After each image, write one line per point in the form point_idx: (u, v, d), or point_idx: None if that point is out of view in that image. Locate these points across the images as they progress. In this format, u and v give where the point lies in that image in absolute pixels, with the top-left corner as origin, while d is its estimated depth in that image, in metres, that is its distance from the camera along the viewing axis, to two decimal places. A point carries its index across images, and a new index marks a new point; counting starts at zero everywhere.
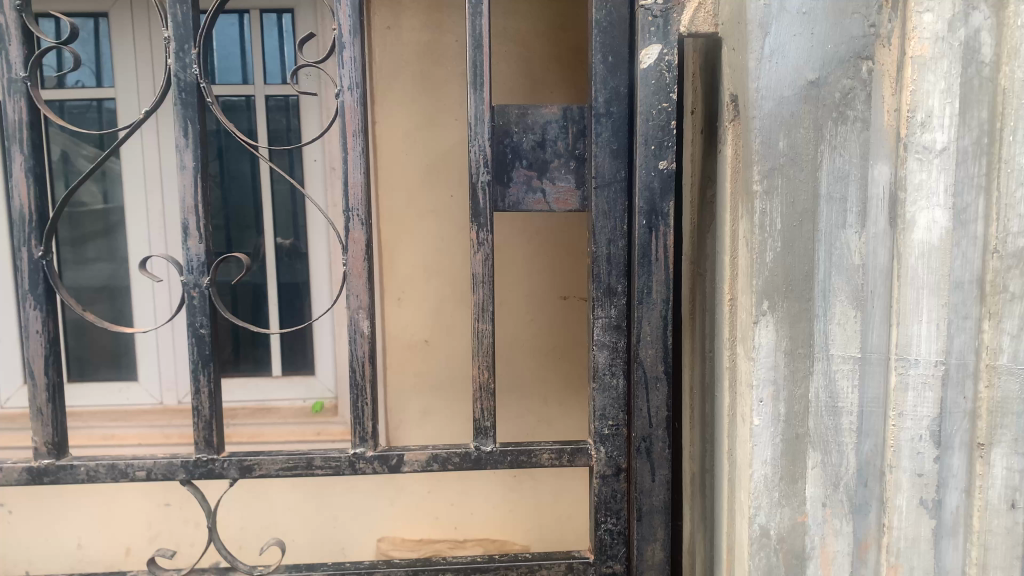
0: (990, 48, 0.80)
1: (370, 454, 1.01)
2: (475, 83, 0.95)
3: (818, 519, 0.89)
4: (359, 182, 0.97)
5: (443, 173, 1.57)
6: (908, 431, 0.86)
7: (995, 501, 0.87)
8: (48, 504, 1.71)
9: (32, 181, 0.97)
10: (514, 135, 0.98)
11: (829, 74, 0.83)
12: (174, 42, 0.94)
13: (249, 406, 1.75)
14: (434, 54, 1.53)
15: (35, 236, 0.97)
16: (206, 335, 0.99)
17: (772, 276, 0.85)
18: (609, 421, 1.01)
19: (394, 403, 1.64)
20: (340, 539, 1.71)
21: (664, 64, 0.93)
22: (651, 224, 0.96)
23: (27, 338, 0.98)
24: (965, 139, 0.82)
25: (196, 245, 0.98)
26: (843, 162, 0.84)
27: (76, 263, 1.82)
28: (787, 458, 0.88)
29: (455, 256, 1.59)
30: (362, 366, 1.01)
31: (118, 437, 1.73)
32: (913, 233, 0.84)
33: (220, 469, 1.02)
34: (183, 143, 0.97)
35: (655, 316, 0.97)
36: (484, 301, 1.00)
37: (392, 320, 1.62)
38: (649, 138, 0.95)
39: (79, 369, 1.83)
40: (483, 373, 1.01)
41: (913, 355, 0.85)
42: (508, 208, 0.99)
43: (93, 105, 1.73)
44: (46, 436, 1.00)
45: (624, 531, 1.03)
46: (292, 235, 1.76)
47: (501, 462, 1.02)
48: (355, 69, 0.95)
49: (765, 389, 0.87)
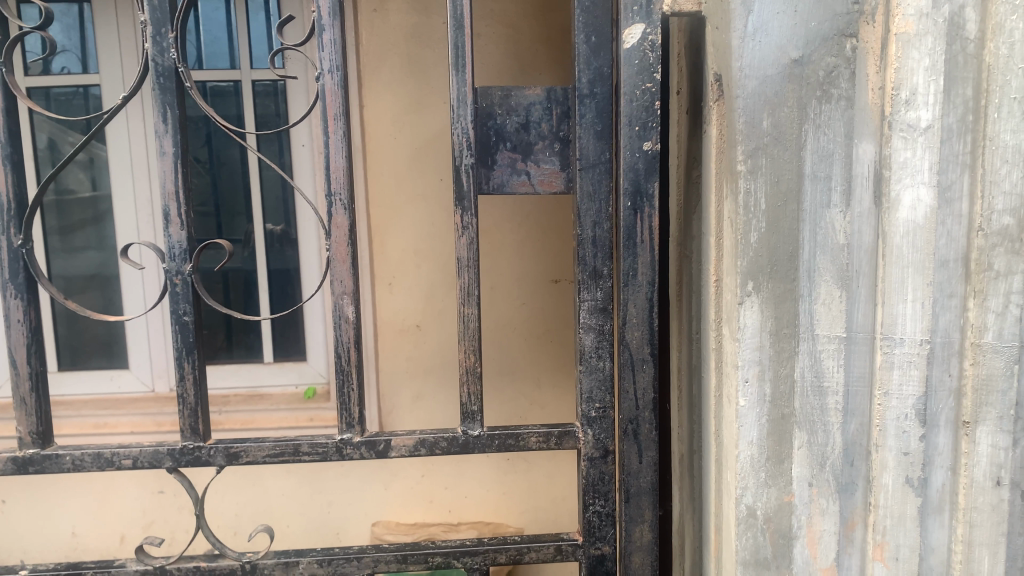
0: (975, 24, 0.79)
1: (357, 439, 1.01)
2: (457, 65, 0.94)
3: (804, 499, 0.90)
4: (342, 166, 0.97)
5: (432, 155, 1.56)
6: (893, 410, 0.86)
7: (980, 478, 0.87)
8: (40, 494, 1.71)
9: (10, 169, 0.96)
10: (497, 117, 0.97)
11: (813, 52, 0.82)
12: (151, 25, 0.93)
13: (241, 393, 1.75)
14: (422, 36, 1.52)
15: (14, 224, 0.96)
16: (190, 323, 0.99)
17: (757, 257, 0.85)
18: (596, 404, 1.01)
19: (385, 388, 1.64)
20: (334, 523, 1.71)
21: (648, 43, 0.92)
22: (636, 206, 0.96)
23: (9, 328, 0.98)
24: (950, 116, 0.81)
25: (177, 232, 0.97)
26: (827, 141, 0.83)
27: (64, 251, 1.81)
28: (773, 439, 0.88)
29: (445, 238, 1.59)
30: (347, 352, 1.00)
31: (110, 425, 1.73)
32: (898, 211, 0.83)
33: (207, 457, 1.01)
34: (163, 128, 0.96)
35: (641, 298, 0.97)
36: (470, 285, 0.99)
37: (382, 305, 1.61)
38: (633, 118, 0.94)
39: (70, 358, 1.82)
40: (470, 358, 1.01)
41: (897, 335, 0.85)
42: (493, 190, 0.98)
43: (79, 91, 1.71)
44: (30, 426, 1.00)
45: (612, 513, 1.03)
46: (283, 221, 1.75)
47: (489, 446, 1.01)
48: (335, 51, 0.94)
49: (750, 368, 0.87)
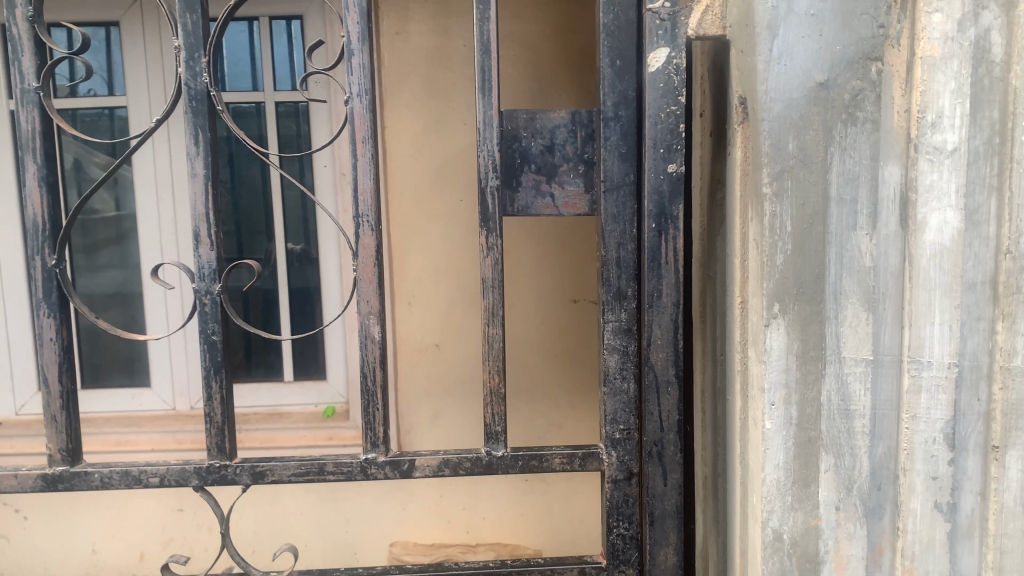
0: (1001, 48, 0.80)
1: (381, 459, 1.02)
2: (483, 89, 0.95)
3: (831, 523, 0.89)
4: (369, 187, 0.98)
5: (453, 176, 1.57)
6: (921, 434, 0.86)
7: (1010, 504, 0.86)
8: (62, 511, 1.72)
9: (45, 190, 0.98)
10: (523, 139, 0.98)
11: (838, 75, 0.83)
12: (184, 50, 0.95)
13: (261, 411, 1.75)
14: (444, 58, 1.54)
15: (48, 244, 0.98)
16: (218, 342, 1.00)
17: (783, 280, 0.85)
18: (620, 425, 1.01)
19: (406, 408, 1.64)
20: (352, 543, 1.71)
21: (673, 67, 0.93)
22: (661, 228, 0.96)
23: (41, 346, 0.99)
24: (976, 140, 0.81)
25: (207, 252, 0.99)
26: (853, 163, 0.83)
27: (89, 270, 1.83)
28: (799, 462, 0.87)
29: (466, 258, 1.59)
30: (373, 371, 1.01)
31: (133, 443, 1.74)
32: (925, 233, 0.83)
33: (233, 475, 1.02)
34: (194, 150, 0.97)
35: (666, 319, 0.97)
36: (494, 305, 1.00)
37: (402, 323, 1.62)
38: (658, 141, 0.95)
39: (93, 375, 1.83)
40: (494, 378, 1.01)
41: (925, 357, 0.84)
42: (517, 212, 0.99)
43: (105, 113, 1.73)
44: (60, 443, 1.01)
45: (636, 536, 1.03)
46: (303, 240, 1.77)
47: (512, 467, 1.02)
48: (364, 75, 0.96)
49: (777, 392, 0.86)
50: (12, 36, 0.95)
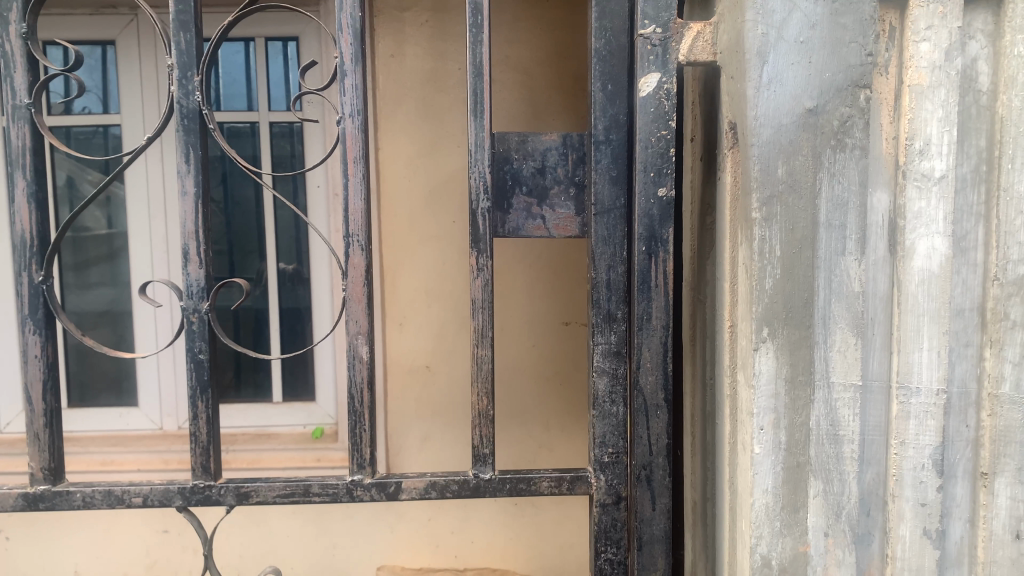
0: (988, 77, 0.82)
1: (367, 481, 1.01)
2: (475, 110, 0.95)
3: (820, 549, 0.88)
4: (360, 208, 0.98)
5: (445, 198, 1.57)
6: (910, 460, 0.86)
7: (999, 531, 0.86)
8: (45, 531, 1.70)
9: (35, 206, 0.97)
10: (514, 162, 0.99)
11: (827, 102, 0.83)
12: (178, 69, 0.95)
13: (249, 432, 1.74)
14: (438, 81, 1.55)
15: (36, 261, 0.97)
16: (205, 361, 0.99)
17: (772, 304, 0.85)
18: (609, 448, 1.00)
19: (395, 429, 1.63)
20: (338, 566, 1.69)
21: (663, 92, 0.94)
22: (651, 251, 0.96)
23: (26, 363, 0.98)
24: (964, 167, 0.83)
25: (196, 270, 0.98)
26: (842, 190, 0.84)
27: (79, 288, 1.82)
28: (788, 487, 0.87)
29: (457, 281, 1.59)
30: (360, 393, 1.01)
31: (118, 462, 1.72)
32: (913, 259, 0.84)
33: (217, 496, 1.01)
34: (185, 168, 0.97)
35: (655, 342, 0.97)
36: (483, 327, 0.99)
37: (393, 345, 1.61)
38: (649, 164, 0.95)
39: (80, 394, 1.82)
40: (482, 400, 1.01)
41: (914, 383, 0.84)
42: (508, 234, 1.00)
43: (98, 130, 1.73)
44: (42, 462, 1.00)
45: (624, 561, 1.02)
46: (295, 260, 1.76)
47: (500, 491, 1.00)
48: (357, 96, 0.96)
49: (765, 416, 0.85)
50: (5, 53, 0.95)
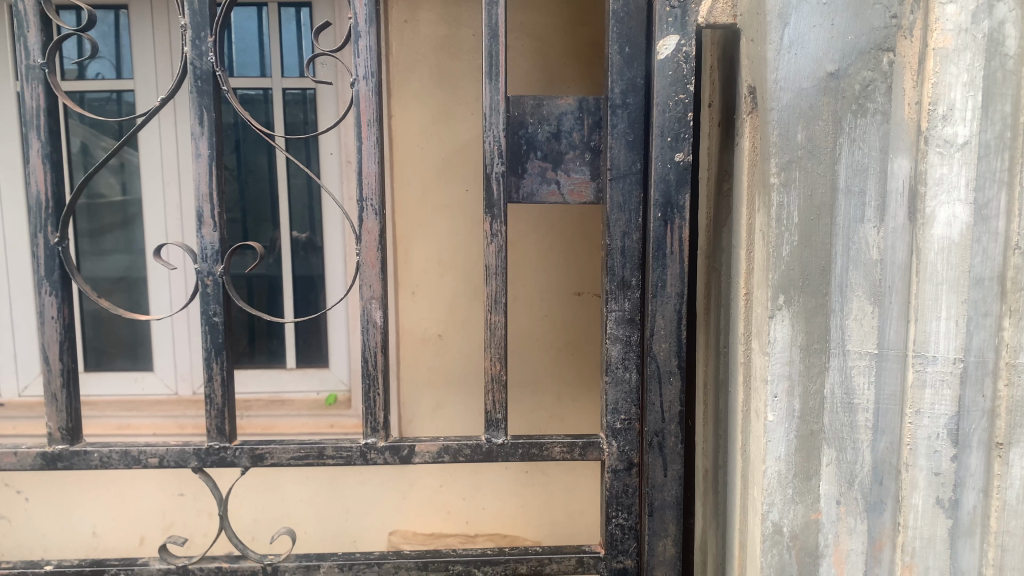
0: (1015, 40, 0.79)
1: (380, 444, 1.02)
2: (491, 73, 0.94)
3: (832, 516, 0.88)
4: (374, 172, 0.97)
5: (458, 165, 1.56)
6: (925, 429, 0.85)
7: (1013, 501, 0.85)
8: (63, 493, 1.72)
9: (49, 168, 0.98)
10: (529, 126, 0.98)
11: (849, 66, 0.82)
12: (191, 29, 0.95)
13: (263, 397, 1.76)
14: (451, 48, 1.53)
15: (51, 222, 0.98)
16: (220, 324, 1.00)
17: (789, 271, 0.84)
18: (621, 415, 1.00)
19: (407, 396, 1.64)
20: (351, 531, 1.70)
21: (682, 55, 0.92)
22: (667, 217, 0.95)
23: (43, 324, 0.99)
24: (987, 133, 0.81)
25: (210, 234, 0.98)
26: (862, 155, 0.83)
27: (94, 254, 1.83)
28: (800, 455, 0.87)
29: (469, 249, 1.59)
30: (374, 356, 1.01)
31: (134, 426, 1.74)
32: (933, 227, 0.82)
33: (232, 457, 1.02)
34: (199, 130, 0.97)
35: (669, 309, 0.97)
36: (497, 292, 0.99)
37: (405, 313, 1.61)
38: (666, 129, 0.94)
39: (96, 359, 1.83)
40: (495, 365, 1.01)
41: (930, 352, 0.84)
42: (522, 199, 0.99)
43: (112, 96, 1.72)
44: (60, 422, 1.01)
45: (635, 526, 1.03)
46: (308, 229, 1.77)
47: (512, 455, 1.01)
48: (371, 58, 0.95)
49: (779, 384, 0.86)
50: (18, 13, 0.94)
